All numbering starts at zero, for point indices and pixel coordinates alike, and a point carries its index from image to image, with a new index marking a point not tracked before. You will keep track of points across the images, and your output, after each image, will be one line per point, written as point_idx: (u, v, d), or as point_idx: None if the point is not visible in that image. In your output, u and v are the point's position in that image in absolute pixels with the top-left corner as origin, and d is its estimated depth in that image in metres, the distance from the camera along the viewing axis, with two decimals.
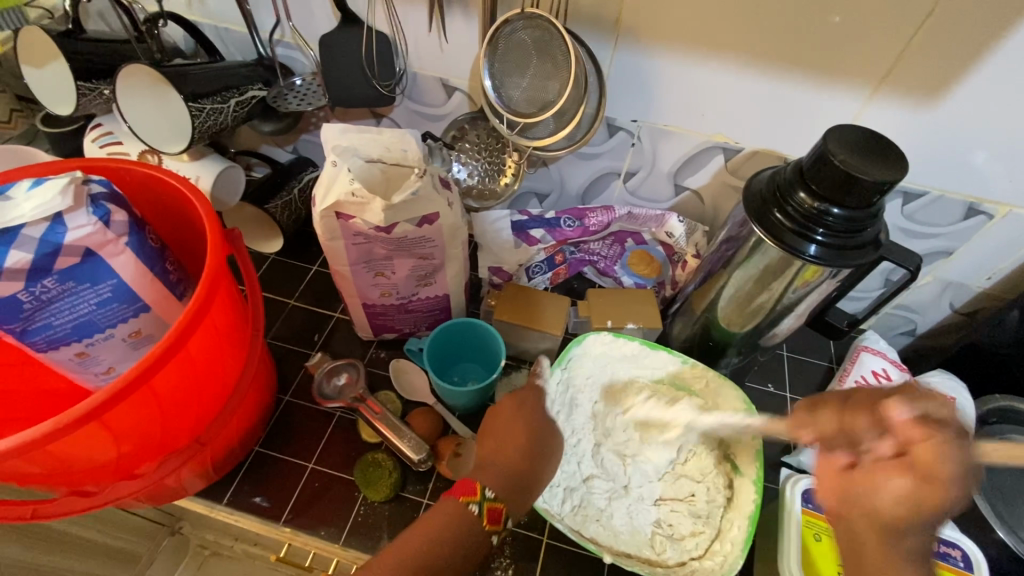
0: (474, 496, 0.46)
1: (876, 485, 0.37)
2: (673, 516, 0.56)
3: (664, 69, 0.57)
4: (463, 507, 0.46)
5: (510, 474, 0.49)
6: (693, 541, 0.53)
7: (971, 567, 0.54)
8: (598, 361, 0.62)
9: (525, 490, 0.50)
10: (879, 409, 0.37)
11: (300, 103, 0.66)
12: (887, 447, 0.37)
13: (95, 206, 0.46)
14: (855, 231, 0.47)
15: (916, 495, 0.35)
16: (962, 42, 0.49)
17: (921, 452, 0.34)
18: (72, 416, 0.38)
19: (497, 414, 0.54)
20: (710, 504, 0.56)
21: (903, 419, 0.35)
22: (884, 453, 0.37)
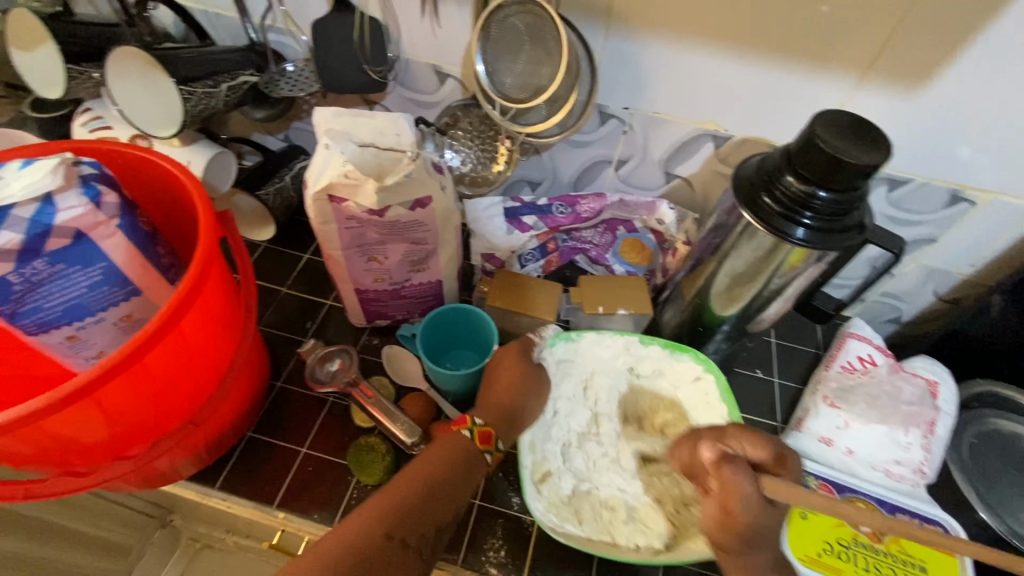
0: (465, 423, 0.51)
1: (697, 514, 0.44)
2: (585, 496, 0.57)
3: (656, 56, 0.58)
4: (454, 433, 0.50)
5: (499, 410, 0.54)
6: (567, 517, 0.55)
7: (953, 544, 0.55)
8: (686, 378, 0.62)
9: (511, 430, 0.54)
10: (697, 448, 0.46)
11: (292, 89, 0.65)
12: (707, 488, 0.44)
13: (86, 186, 0.46)
14: (840, 215, 0.48)
15: (727, 524, 0.42)
16: (945, 30, 0.50)
17: (721, 489, 0.42)
18: (62, 393, 0.38)
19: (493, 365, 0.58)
20: (606, 523, 0.55)
21: (708, 460, 0.44)
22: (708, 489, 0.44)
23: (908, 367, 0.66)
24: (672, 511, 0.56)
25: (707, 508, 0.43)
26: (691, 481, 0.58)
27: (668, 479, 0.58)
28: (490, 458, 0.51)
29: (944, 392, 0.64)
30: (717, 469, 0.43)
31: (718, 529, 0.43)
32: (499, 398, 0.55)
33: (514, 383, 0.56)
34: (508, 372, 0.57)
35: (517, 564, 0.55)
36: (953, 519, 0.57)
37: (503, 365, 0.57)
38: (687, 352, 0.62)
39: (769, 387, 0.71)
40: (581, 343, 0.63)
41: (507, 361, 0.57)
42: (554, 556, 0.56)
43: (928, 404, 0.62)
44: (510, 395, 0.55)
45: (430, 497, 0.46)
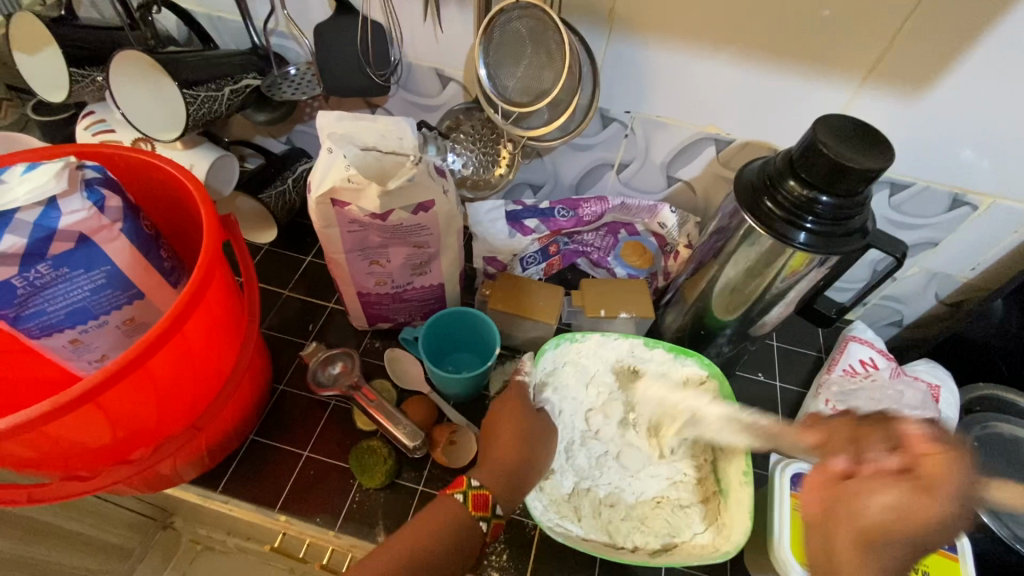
0: (460, 486, 0.49)
1: (864, 499, 0.36)
2: (584, 493, 0.57)
3: (657, 60, 0.58)
4: (448, 497, 0.48)
5: (498, 470, 0.51)
6: (566, 514, 0.55)
7: (956, 548, 0.55)
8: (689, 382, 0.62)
9: (514, 491, 0.51)
10: (893, 425, 0.37)
11: (294, 93, 0.65)
12: (893, 461, 0.36)
13: (90, 191, 0.46)
14: (842, 219, 0.48)
15: (912, 513, 0.34)
16: (946, 34, 0.50)
17: (929, 466, 0.34)
18: (66, 398, 0.38)
19: (491, 417, 0.56)
20: (603, 521, 0.55)
21: (916, 434, 0.36)
22: (889, 466, 0.36)
23: (910, 371, 0.66)
24: (671, 512, 0.56)
25: (889, 487, 0.35)
26: (692, 485, 0.58)
27: (667, 481, 0.58)
28: (484, 526, 0.48)
29: (945, 396, 0.64)
30: (933, 449, 0.35)
31: (902, 516, 0.34)
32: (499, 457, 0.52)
33: (514, 439, 0.53)
34: (507, 426, 0.54)
35: (519, 567, 0.55)
36: (957, 523, 0.57)
37: (502, 419, 0.55)
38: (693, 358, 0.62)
39: (771, 390, 0.71)
40: (583, 345, 0.63)
41: (506, 415, 0.55)
42: (556, 559, 0.56)
43: (930, 408, 0.61)
44: (511, 452, 0.52)
45: (416, 566, 0.45)
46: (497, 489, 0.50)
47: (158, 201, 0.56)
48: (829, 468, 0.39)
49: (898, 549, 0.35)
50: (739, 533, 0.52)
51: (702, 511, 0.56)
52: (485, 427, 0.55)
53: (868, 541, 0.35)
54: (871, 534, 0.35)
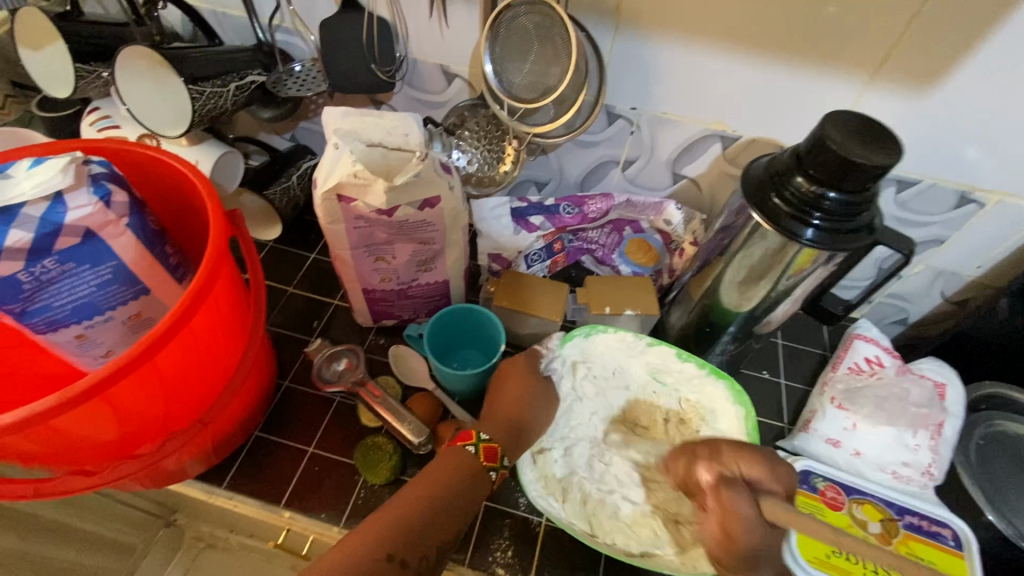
0: (470, 438, 0.50)
1: (701, 534, 0.43)
2: (579, 482, 0.57)
3: (665, 56, 0.58)
4: (459, 450, 0.49)
5: (504, 424, 0.52)
6: (557, 491, 0.56)
7: (962, 546, 0.55)
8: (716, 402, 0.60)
9: (517, 445, 0.53)
10: (696, 472, 0.46)
11: (300, 89, 0.65)
12: (708, 504, 0.43)
13: (96, 186, 0.46)
14: (850, 216, 0.48)
15: (729, 543, 0.41)
16: (956, 31, 0.49)
17: (719, 516, 0.42)
18: (73, 392, 0.38)
19: (501, 375, 0.56)
20: (590, 511, 0.55)
21: (704, 479, 0.44)
22: (708, 505, 0.43)
23: (916, 369, 0.66)
24: (661, 523, 0.55)
25: (711, 526, 0.42)
26: None
27: (671, 492, 0.56)
28: (494, 475, 0.50)
29: (951, 394, 0.64)
30: (715, 491, 0.43)
31: (729, 546, 0.41)
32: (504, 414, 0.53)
33: (520, 398, 0.54)
34: (515, 387, 0.55)
35: (524, 565, 0.55)
36: (962, 521, 0.57)
37: (510, 379, 0.55)
38: (724, 381, 0.59)
39: (775, 388, 0.70)
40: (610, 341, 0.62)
41: (515, 374, 0.55)
42: (561, 557, 0.56)
43: (937, 406, 0.61)
44: (517, 409, 0.53)
45: (429, 516, 0.45)
46: (503, 440, 0.52)
47: (166, 199, 0.56)
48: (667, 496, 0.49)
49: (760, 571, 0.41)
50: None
51: (694, 531, 0.54)
52: (492, 383, 0.56)
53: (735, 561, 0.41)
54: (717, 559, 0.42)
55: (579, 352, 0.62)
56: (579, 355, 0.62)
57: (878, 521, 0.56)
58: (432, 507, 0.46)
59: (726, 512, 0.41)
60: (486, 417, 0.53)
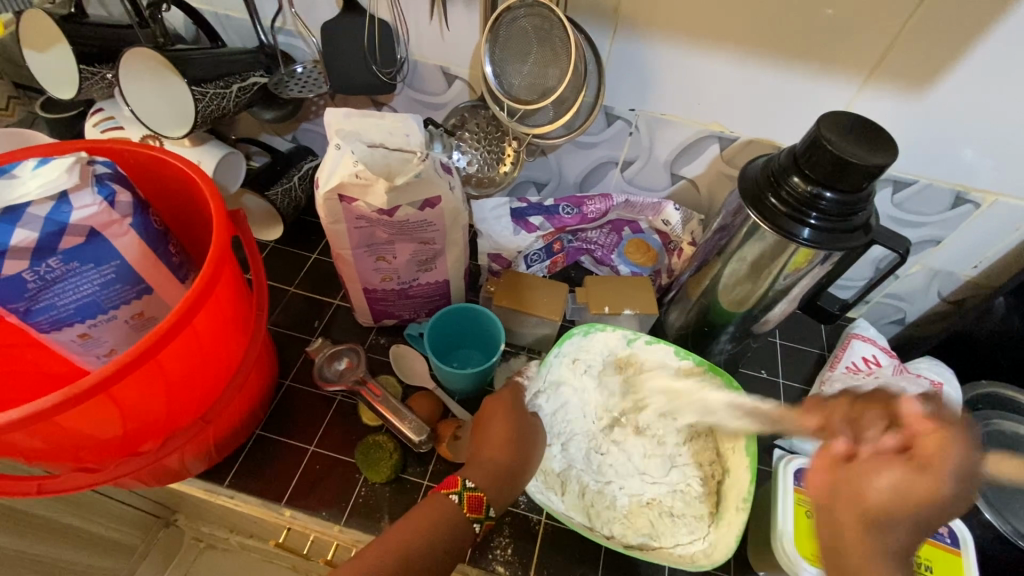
0: (453, 487, 0.49)
1: (869, 480, 0.38)
2: (578, 474, 0.58)
3: (663, 58, 0.59)
4: (443, 498, 0.49)
5: (491, 470, 0.51)
6: (555, 483, 0.56)
7: (959, 543, 0.55)
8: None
9: (508, 492, 0.51)
10: (894, 403, 0.39)
11: (302, 90, 0.66)
12: (892, 440, 0.38)
13: (100, 186, 0.47)
14: (846, 216, 0.48)
15: (912, 489, 0.36)
16: (949, 33, 0.50)
17: (930, 445, 0.36)
18: (78, 389, 0.38)
19: (484, 413, 0.56)
20: (587, 504, 0.56)
21: (915, 413, 0.37)
22: (887, 445, 0.38)
23: (912, 368, 0.66)
24: (658, 516, 0.55)
25: (889, 468, 0.37)
26: (692, 497, 0.57)
27: (669, 487, 0.58)
28: (478, 527, 0.49)
29: (948, 392, 0.65)
30: (928, 425, 0.36)
31: (903, 497, 0.36)
32: (491, 456, 0.52)
33: (508, 439, 0.53)
34: (501, 425, 0.54)
35: (524, 562, 0.56)
36: (958, 518, 0.57)
37: (495, 417, 0.55)
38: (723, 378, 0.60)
39: (774, 387, 0.71)
40: (607, 337, 0.63)
41: (501, 412, 0.55)
42: (560, 554, 0.56)
43: None
44: (505, 453, 0.52)
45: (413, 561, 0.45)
46: (491, 492, 0.50)
47: (168, 200, 0.57)
48: (829, 450, 0.41)
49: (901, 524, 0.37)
50: (723, 549, 0.52)
51: (691, 524, 0.55)
52: (477, 422, 0.56)
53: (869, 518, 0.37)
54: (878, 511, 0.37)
55: (578, 349, 0.63)
56: (577, 352, 0.63)
57: None
58: (404, 559, 0.45)
59: (934, 441, 0.36)
60: (472, 462, 0.52)
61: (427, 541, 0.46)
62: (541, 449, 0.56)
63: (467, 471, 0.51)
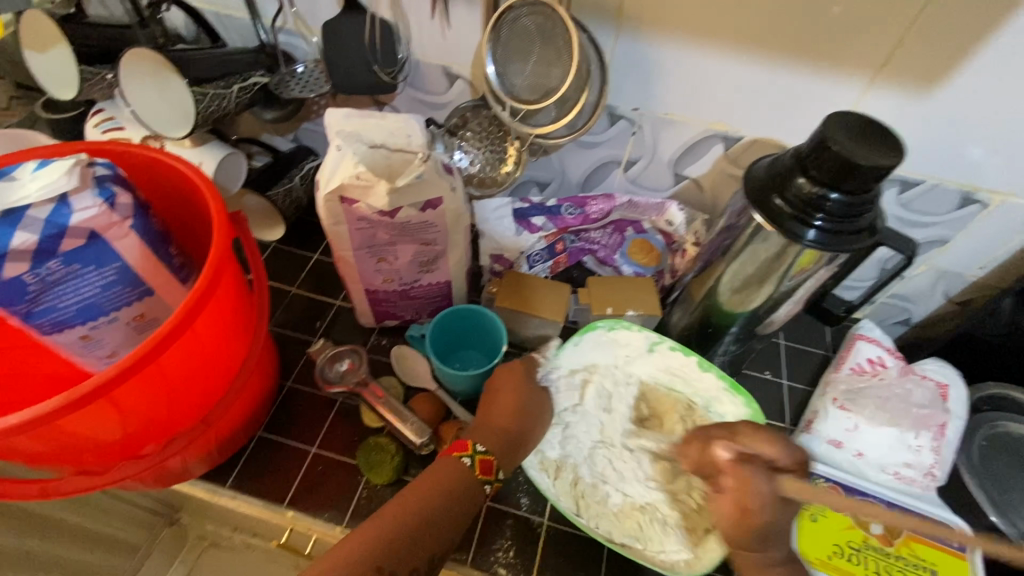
0: (465, 450, 0.50)
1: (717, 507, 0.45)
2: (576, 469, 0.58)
3: (667, 57, 0.58)
4: (455, 459, 0.50)
5: (499, 433, 0.53)
6: (555, 470, 0.57)
7: (964, 547, 0.55)
8: (731, 416, 0.58)
9: (514, 454, 0.53)
10: (711, 451, 0.47)
11: (302, 90, 0.64)
12: (727, 481, 0.45)
13: (100, 188, 0.46)
14: (851, 217, 0.48)
15: (738, 519, 0.44)
16: (958, 31, 0.49)
17: (734, 487, 0.44)
18: (78, 394, 0.38)
19: (494, 384, 0.57)
20: (580, 494, 0.56)
21: (726, 460, 0.45)
22: (723, 487, 0.45)
23: (917, 370, 0.66)
24: (648, 522, 0.55)
25: (727, 504, 0.45)
26: (688, 507, 0.55)
27: (668, 496, 0.57)
28: (490, 488, 0.50)
29: (953, 395, 0.64)
30: (733, 468, 0.45)
31: (741, 524, 0.44)
32: (501, 423, 0.54)
33: (516, 409, 0.54)
34: (512, 396, 0.55)
35: (526, 565, 0.55)
36: (963, 522, 0.57)
37: (503, 387, 0.56)
38: (743, 399, 0.56)
39: (778, 389, 0.70)
40: (630, 337, 0.60)
41: (509, 385, 0.56)
42: (562, 556, 0.56)
43: (938, 407, 0.61)
44: (514, 420, 0.53)
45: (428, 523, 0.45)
46: (500, 453, 0.52)
47: (167, 200, 0.56)
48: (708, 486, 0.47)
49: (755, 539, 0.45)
50: (706, 563, 0.51)
51: (681, 534, 0.54)
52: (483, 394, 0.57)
53: (739, 546, 0.46)
54: (732, 535, 0.46)
55: (602, 341, 0.60)
56: (599, 345, 0.61)
57: None
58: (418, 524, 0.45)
59: (745, 486, 0.44)
60: (481, 428, 0.54)
61: (443, 504, 0.47)
62: (547, 417, 0.57)
63: (477, 437, 0.53)
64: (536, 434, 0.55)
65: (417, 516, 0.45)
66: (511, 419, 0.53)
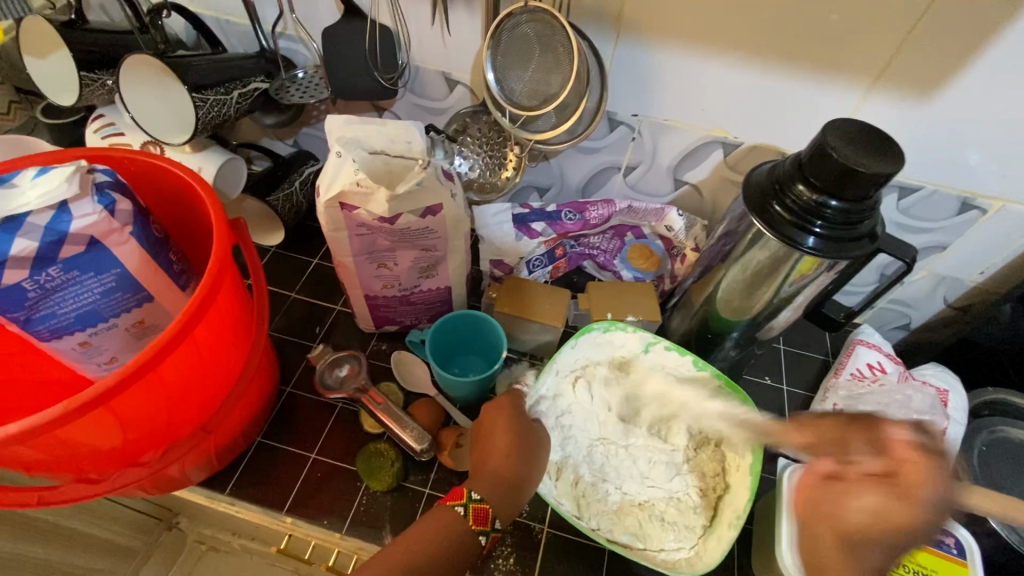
0: (459, 499, 0.48)
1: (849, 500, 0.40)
2: (575, 468, 0.58)
3: (666, 64, 0.58)
4: (448, 509, 0.48)
5: (494, 479, 0.50)
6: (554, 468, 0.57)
7: (965, 554, 0.55)
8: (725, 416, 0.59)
9: (513, 503, 0.50)
10: (881, 430, 0.39)
11: (302, 96, 0.66)
12: (876, 465, 0.38)
13: (101, 196, 0.46)
14: (851, 224, 0.48)
15: (890, 517, 0.37)
16: (956, 39, 0.49)
17: (911, 474, 0.36)
18: (78, 402, 0.38)
19: (484, 425, 0.55)
20: (580, 493, 0.56)
21: (901, 439, 0.37)
22: (871, 472, 0.38)
23: (918, 375, 0.66)
24: (648, 519, 0.55)
25: (870, 491, 0.38)
26: (687, 506, 0.56)
27: (666, 494, 0.57)
28: (484, 539, 0.48)
29: (954, 400, 0.64)
30: (913, 455, 0.36)
31: (882, 520, 0.37)
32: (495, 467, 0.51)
33: (510, 452, 0.52)
34: (504, 438, 0.53)
35: (526, 572, 0.55)
36: (964, 529, 0.57)
37: (496, 427, 0.54)
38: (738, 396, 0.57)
39: (777, 394, 0.70)
40: (624, 339, 0.62)
41: (502, 427, 0.54)
42: (563, 563, 0.56)
43: (940, 413, 0.61)
44: (508, 465, 0.51)
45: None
46: (497, 501, 0.49)
47: (166, 206, 0.56)
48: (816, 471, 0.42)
49: (879, 547, 0.38)
50: (707, 561, 0.52)
51: (680, 532, 0.54)
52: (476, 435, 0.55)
53: (851, 539, 0.39)
54: (856, 531, 0.39)
55: (597, 344, 0.62)
56: (594, 348, 0.63)
57: None
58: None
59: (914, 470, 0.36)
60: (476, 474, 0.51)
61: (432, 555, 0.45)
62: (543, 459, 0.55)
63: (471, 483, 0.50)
64: (534, 481, 0.53)
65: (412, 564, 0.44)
66: (504, 461, 0.52)
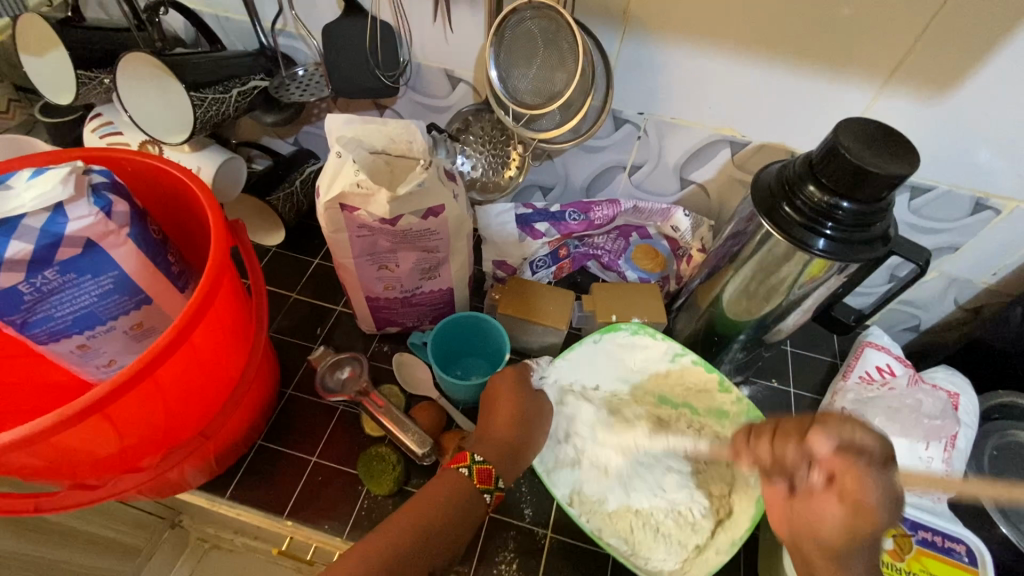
0: (463, 461, 0.49)
1: (814, 512, 0.42)
2: (582, 468, 0.57)
3: (672, 61, 0.57)
4: (453, 471, 0.49)
5: (499, 444, 0.51)
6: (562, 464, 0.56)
7: (976, 563, 0.53)
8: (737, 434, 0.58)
9: (514, 463, 0.52)
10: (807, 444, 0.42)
11: (303, 93, 0.65)
12: (820, 477, 0.41)
13: (97, 196, 0.45)
14: (863, 226, 0.47)
15: (851, 521, 0.40)
16: (974, 35, 0.48)
17: (850, 483, 0.40)
18: (74, 410, 0.37)
19: (492, 388, 0.55)
20: (583, 491, 0.56)
21: (825, 451, 0.41)
22: (815, 483, 0.42)
23: (928, 379, 0.65)
24: (643, 526, 0.54)
25: (830, 504, 0.41)
26: (685, 517, 0.55)
27: (667, 503, 0.55)
28: (489, 498, 0.49)
29: (964, 404, 0.63)
30: (839, 463, 0.40)
31: (847, 527, 0.40)
32: (500, 432, 0.52)
33: (515, 416, 0.53)
34: (507, 403, 0.53)
35: None
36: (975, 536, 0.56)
37: (502, 391, 0.54)
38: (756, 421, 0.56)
39: (784, 397, 0.69)
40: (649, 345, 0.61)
41: (507, 390, 0.54)
42: (568, 569, 0.55)
43: (950, 417, 0.59)
44: (513, 430, 0.52)
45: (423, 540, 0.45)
46: (500, 464, 0.51)
47: (164, 207, 0.56)
48: (775, 490, 0.45)
49: (858, 553, 0.41)
50: None
51: (672, 543, 0.53)
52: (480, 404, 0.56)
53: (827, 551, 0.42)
54: (830, 542, 0.41)
55: (621, 346, 0.61)
56: (619, 348, 0.61)
57: (890, 537, 0.55)
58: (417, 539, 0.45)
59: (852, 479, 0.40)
60: (481, 437, 0.52)
61: (440, 517, 0.46)
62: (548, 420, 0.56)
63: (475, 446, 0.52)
64: (537, 442, 0.54)
65: (417, 535, 0.45)
66: (507, 426, 0.52)
